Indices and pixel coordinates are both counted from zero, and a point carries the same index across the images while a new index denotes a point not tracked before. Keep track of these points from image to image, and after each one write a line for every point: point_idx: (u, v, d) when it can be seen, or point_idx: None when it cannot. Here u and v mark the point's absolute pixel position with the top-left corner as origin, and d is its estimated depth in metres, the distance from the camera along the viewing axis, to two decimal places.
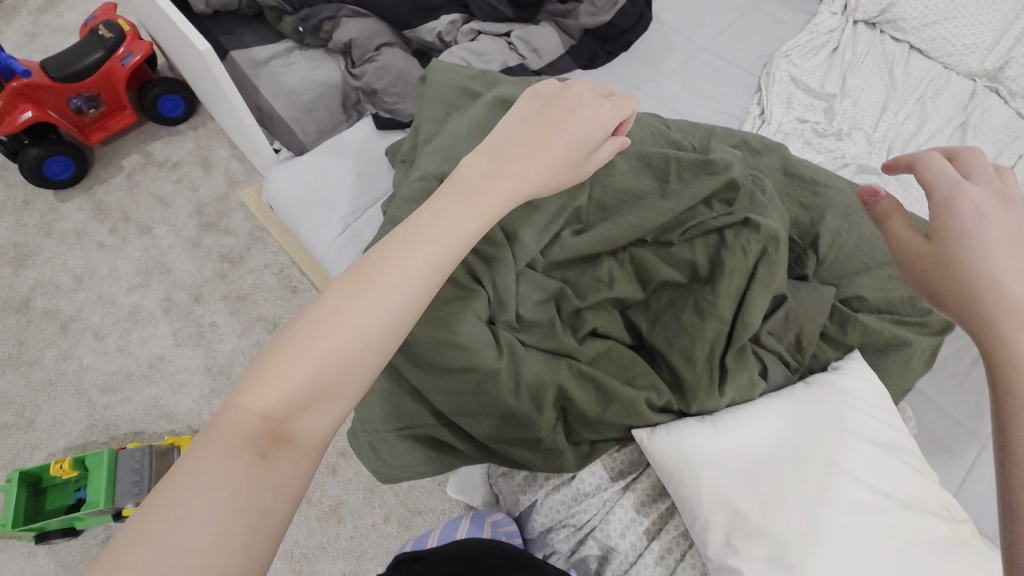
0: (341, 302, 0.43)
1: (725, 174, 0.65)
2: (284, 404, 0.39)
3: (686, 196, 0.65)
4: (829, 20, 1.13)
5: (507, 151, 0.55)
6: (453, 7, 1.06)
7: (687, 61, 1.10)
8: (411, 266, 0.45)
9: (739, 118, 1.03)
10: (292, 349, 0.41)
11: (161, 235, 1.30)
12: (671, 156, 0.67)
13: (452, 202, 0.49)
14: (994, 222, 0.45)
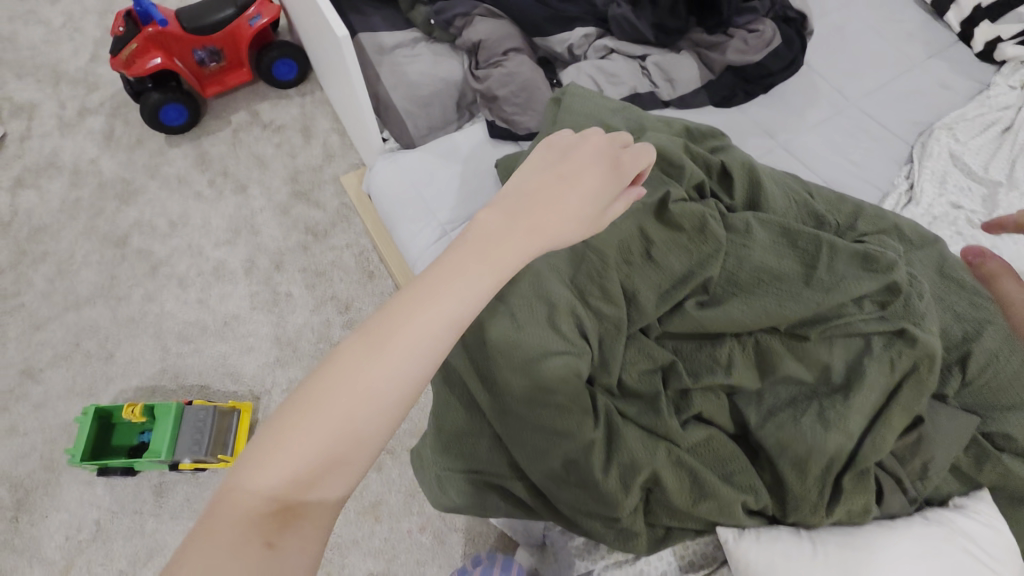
0: (348, 373, 0.41)
1: (886, 276, 0.58)
2: (290, 483, 0.39)
3: (838, 291, 0.58)
4: (1008, 94, 1.04)
5: (527, 204, 0.49)
6: (589, 20, 1.02)
7: (828, 118, 1.02)
8: (419, 333, 0.42)
9: (884, 191, 0.95)
10: (295, 425, 0.40)
11: (255, 196, 1.33)
12: (826, 241, 0.61)
13: (465, 261, 0.45)
14: None
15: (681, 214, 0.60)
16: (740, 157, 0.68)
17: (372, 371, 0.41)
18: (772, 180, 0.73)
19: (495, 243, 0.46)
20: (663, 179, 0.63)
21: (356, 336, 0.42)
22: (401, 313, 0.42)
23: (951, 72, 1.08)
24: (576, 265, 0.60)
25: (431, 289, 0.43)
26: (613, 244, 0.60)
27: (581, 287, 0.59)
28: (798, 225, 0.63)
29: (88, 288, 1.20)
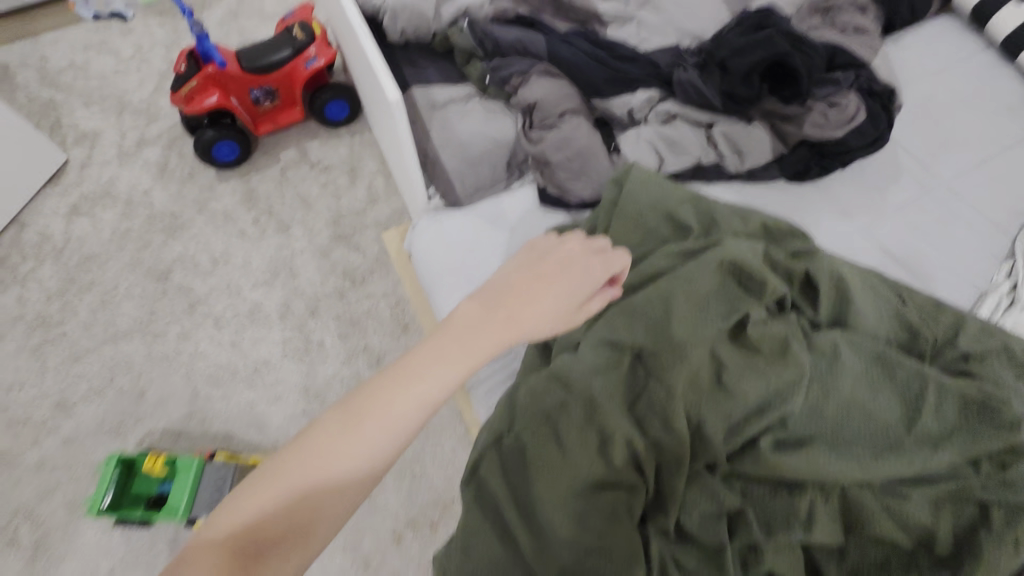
0: (330, 439, 0.46)
1: (1014, 435, 0.50)
2: (262, 526, 0.43)
3: (947, 447, 0.50)
4: None
5: (506, 299, 0.52)
6: (652, 82, 0.98)
7: (915, 199, 0.93)
8: (396, 414, 0.47)
9: (981, 290, 0.84)
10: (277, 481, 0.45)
11: (296, 237, 1.32)
12: (936, 380, 0.53)
13: (443, 347, 0.49)
14: None
15: (761, 337, 0.54)
16: (829, 265, 0.60)
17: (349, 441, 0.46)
18: (862, 284, 0.64)
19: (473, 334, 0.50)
20: (741, 293, 0.56)
21: (341, 408, 0.47)
22: (386, 393, 0.48)
23: None
24: (637, 392, 0.54)
25: (411, 374, 0.48)
26: (684, 371, 0.52)
27: (641, 417, 0.53)
28: (897, 356, 0.55)
29: (128, 322, 1.20)
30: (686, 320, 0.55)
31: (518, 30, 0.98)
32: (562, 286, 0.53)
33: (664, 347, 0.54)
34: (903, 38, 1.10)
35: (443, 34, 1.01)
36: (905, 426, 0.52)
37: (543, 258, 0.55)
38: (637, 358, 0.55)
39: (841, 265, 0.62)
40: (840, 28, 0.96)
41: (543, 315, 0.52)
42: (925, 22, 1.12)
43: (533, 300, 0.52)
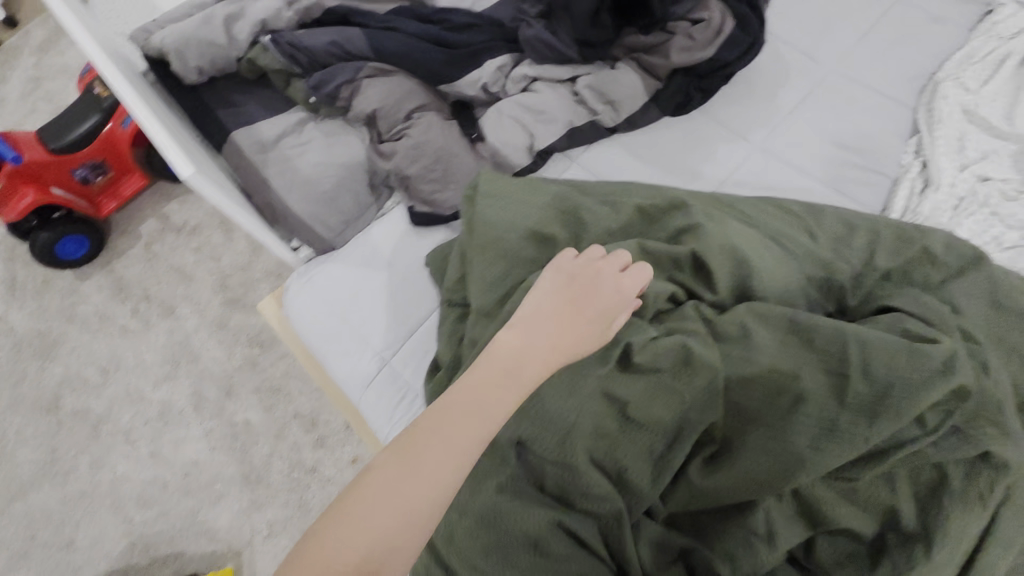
0: (338, 525, 0.37)
1: (950, 378, 0.45)
2: None
3: (889, 410, 0.44)
4: (1016, 16, 0.84)
5: (538, 332, 0.47)
6: (498, 47, 0.86)
7: (807, 97, 0.85)
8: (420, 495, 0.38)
9: (892, 178, 0.78)
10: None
11: (185, 315, 1.18)
12: (857, 334, 0.48)
13: (474, 393, 0.43)
14: None
15: (648, 355, 0.50)
16: (717, 239, 0.55)
17: (359, 531, 0.37)
18: (763, 240, 0.58)
19: (505, 374, 0.45)
20: (624, 320, 0.51)
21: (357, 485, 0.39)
22: (408, 463, 0.39)
23: None
24: (539, 476, 0.49)
25: (442, 433, 0.41)
26: (573, 429, 0.48)
27: (561, 495, 0.49)
28: (808, 317, 0.50)
29: (30, 469, 1.07)
30: (562, 382, 0.50)
31: (331, 30, 0.84)
32: (595, 307, 0.49)
33: (547, 431, 0.49)
34: None
35: (246, 58, 0.85)
36: (841, 399, 0.45)
37: (573, 274, 0.51)
38: (520, 446, 0.50)
39: (736, 233, 0.57)
40: None
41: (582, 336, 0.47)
42: None
43: (568, 329, 0.48)
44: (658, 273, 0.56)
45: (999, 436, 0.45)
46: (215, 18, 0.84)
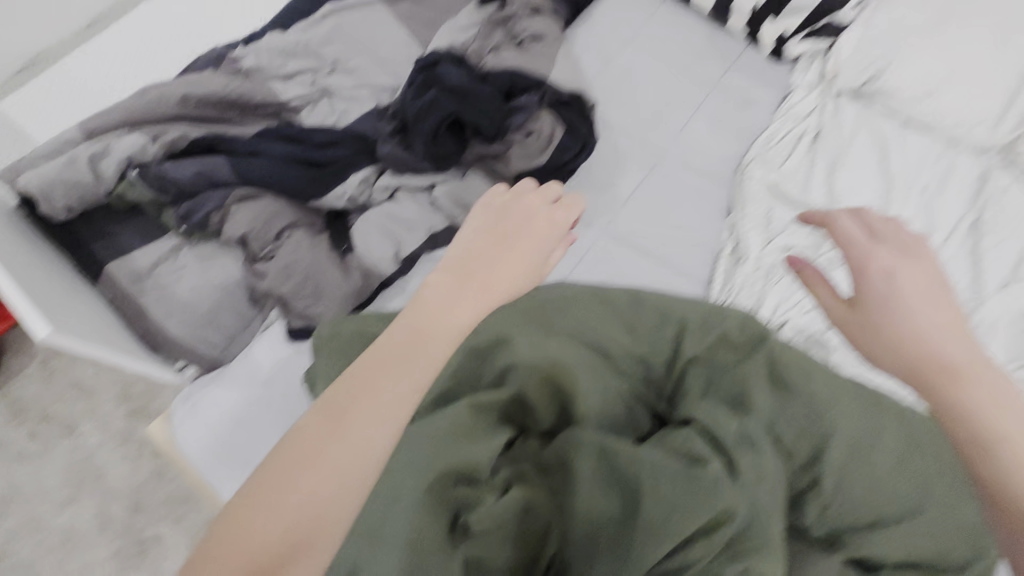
0: (302, 446, 0.43)
1: (716, 502, 0.51)
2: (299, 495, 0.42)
3: (665, 534, 0.51)
4: (807, 98, 0.98)
5: (474, 264, 0.57)
6: (362, 161, 0.93)
7: (642, 182, 0.95)
8: (374, 414, 0.44)
9: (713, 253, 0.89)
10: (251, 517, 0.41)
11: (87, 433, 1.17)
12: (648, 463, 0.54)
13: (420, 321, 0.51)
14: (904, 283, 0.57)
15: (483, 528, 0.51)
16: (533, 376, 0.62)
17: (317, 459, 0.43)
18: (580, 360, 0.64)
19: (444, 304, 0.52)
20: (462, 495, 0.53)
21: (314, 415, 0.45)
22: (359, 388, 0.46)
23: (749, 83, 1.03)
24: None
25: (393, 357, 0.48)
26: None
27: None
28: (617, 445, 0.56)
29: None
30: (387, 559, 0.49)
31: (196, 161, 0.89)
32: (522, 242, 0.60)
33: None
34: (592, 13, 1.08)
35: (116, 194, 0.89)
36: (629, 525, 0.52)
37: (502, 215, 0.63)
38: None
39: (552, 362, 0.62)
40: (519, 39, 0.95)
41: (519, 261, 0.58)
42: None
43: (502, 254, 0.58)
44: (487, 427, 0.57)
45: (761, 547, 0.51)
46: (80, 159, 0.87)
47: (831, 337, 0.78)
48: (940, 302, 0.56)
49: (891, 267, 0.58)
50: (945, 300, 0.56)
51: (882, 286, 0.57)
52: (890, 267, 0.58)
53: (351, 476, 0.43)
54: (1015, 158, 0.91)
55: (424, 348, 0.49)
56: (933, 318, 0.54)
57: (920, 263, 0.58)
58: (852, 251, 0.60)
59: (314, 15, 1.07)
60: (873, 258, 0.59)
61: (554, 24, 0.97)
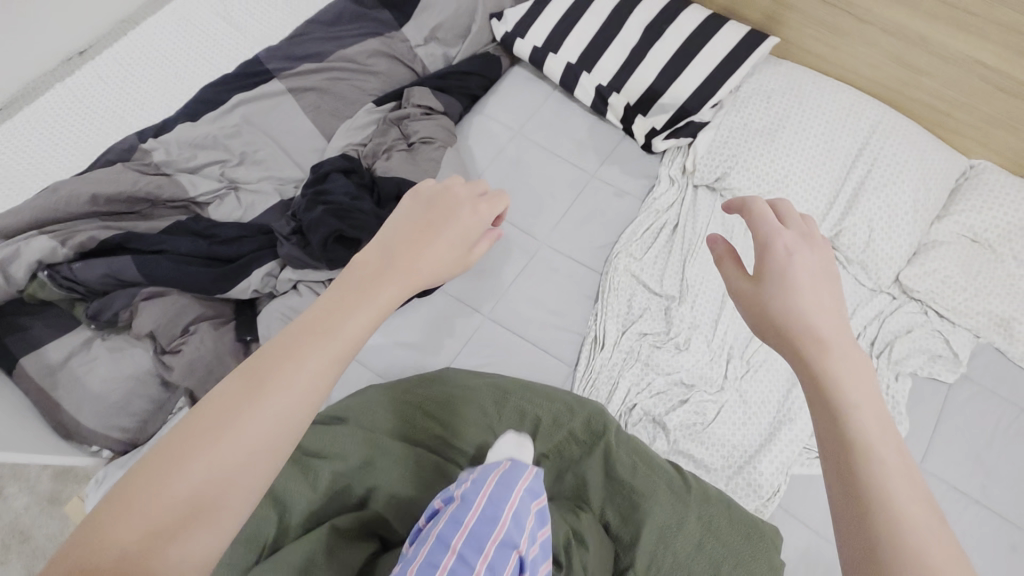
0: (186, 440, 0.36)
1: None
2: (177, 503, 0.34)
3: None
4: (668, 191, 1.13)
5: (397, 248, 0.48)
6: (266, 255, 1.01)
7: (523, 269, 1.07)
8: (269, 411, 0.37)
9: (580, 337, 1.01)
10: (110, 517, 0.34)
11: (13, 496, 1.22)
12: None
13: (322, 311, 0.42)
14: (802, 270, 0.48)
15: None
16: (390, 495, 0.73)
17: (194, 463, 0.35)
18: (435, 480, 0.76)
19: (363, 291, 0.44)
20: None
21: (200, 410, 0.37)
22: (253, 382, 0.38)
23: (623, 173, 1.16)
24: None
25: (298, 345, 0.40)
26: None
27: None
28: None
29: None
30: None
31: (104, 262, 0.95)
32: (451, 227, 0.50)
33: None
34: (485, 106, 1.21)
35: (27, 293, 0.94)
36: None
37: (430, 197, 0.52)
38: None
39: (410, 484, 0.74)
40: (410, 140, 1.06)
41: (442, 257, 0.48)
42: (501, 79, 1.25)
43: (421, 245, 0.48)
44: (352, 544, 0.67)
45: None
46: None
47: (668, 420, 0.93)
48: (832, 300, 0.47)
49: (797, 253, 0.49)
50: (835, 291, 0.48)
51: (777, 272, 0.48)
52: (790, 248, 0.49)
53: (240, 478, 0.36)
54: (837, 248, 1.06)
55: (332, 340, 0.40)
56: (813, 303, 0.46)
57: (823, 256, 0.49)
58: (760, 231, 0.50)
59: (224, 106, 1.15)
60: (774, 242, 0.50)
61: (445, 125, 1.10)
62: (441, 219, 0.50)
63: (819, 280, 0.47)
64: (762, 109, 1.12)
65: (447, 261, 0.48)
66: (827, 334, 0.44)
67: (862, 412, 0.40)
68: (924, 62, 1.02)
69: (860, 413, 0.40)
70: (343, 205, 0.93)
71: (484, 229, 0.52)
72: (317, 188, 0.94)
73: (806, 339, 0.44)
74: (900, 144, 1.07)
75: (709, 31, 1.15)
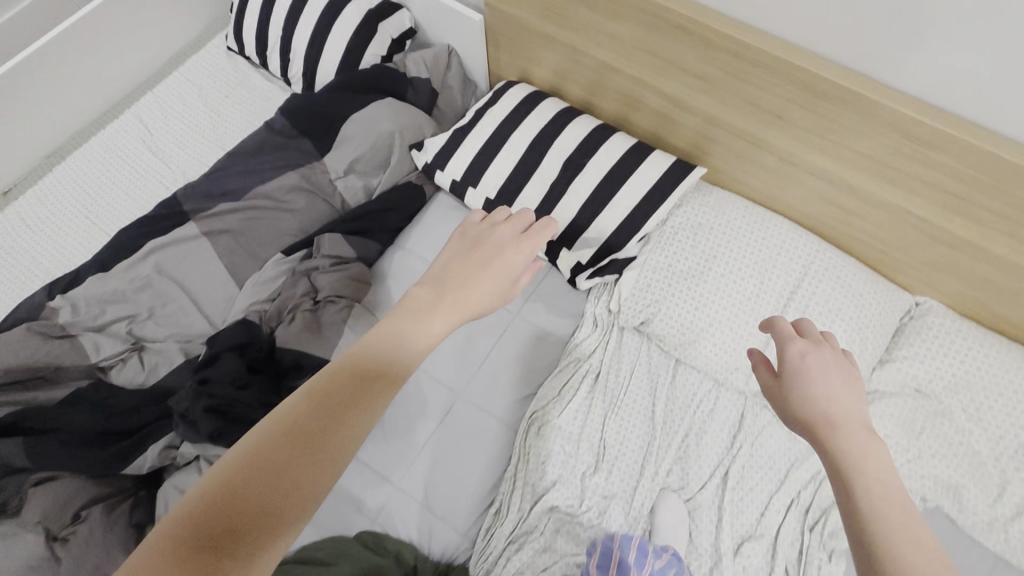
0: (308, 411, 0.51)
1: None
2: (294, 447, 0.48)
3: None
4: (589, 338, 1.08)
5: (448, 281, 0.65)
6: (163, 428, 0.97)
7: (437, 428, 1.02)
8: (361, 407, 0.52)
9: (483, 510, 0.97)
10: (253, 447, 0.48)
11: None
12: None
13: (396, 331, 0.59)
14: (823, 376, 0.56)
15: None
16: None
17: (307, 429, 0.50)
18: None
19: (424, 317, 0.61)
20: None
21: (306, 398, 0.51)
22: (344, 388, 0.53)
23: (547, 314, 1.11)
24: None
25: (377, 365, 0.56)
26: None
27: None
28: None
29: None
30: None
31: None
32: (492, 267, 0.66)
33: None
34: (407, 240, 1.16)
35: None
36: None
37: (478, 237, 0.70)
38: None
39: None
40: (317, 297, 1.02)
41: (488, 288, 0.64)
42: (426, 207, 1.20)
43: (468, 278, 0.65)
44: None
45: None
46: None
47: None
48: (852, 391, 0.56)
49: (811, 353, 0.58)
50: (850, 388, 0.56)
51: (798, 374, 0.57)
52: (804, 353, 0.58)
53: (335, 444, 0.50)
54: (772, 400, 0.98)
55: (401, 349, 0.58)
56: (830, 396, 0.55)
57: (839, 358, 0.58)
58: (785, 341, 0.59)
59: (136, 253, 1.12)
60: (790, 346, 0.59)
61: (355, 276, 1.06)
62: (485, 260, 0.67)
63: (833, 375, 0.56)
64: (689, 248, 1.05)
65: (488, 293, 0.64)
66: (838, 420, 0.53)
67: (861, 458, 0.51)
68: (855, 206, 0.95)
69: (858, 460, 0.51)
70: (221, 400, 0.86)
71: (525, 264, 0.68)
72: (198, 378, 0.88)
73: (826, 429, 0.53)
74: (835, 288, 0.99)
75: (634, 163, 1.09)
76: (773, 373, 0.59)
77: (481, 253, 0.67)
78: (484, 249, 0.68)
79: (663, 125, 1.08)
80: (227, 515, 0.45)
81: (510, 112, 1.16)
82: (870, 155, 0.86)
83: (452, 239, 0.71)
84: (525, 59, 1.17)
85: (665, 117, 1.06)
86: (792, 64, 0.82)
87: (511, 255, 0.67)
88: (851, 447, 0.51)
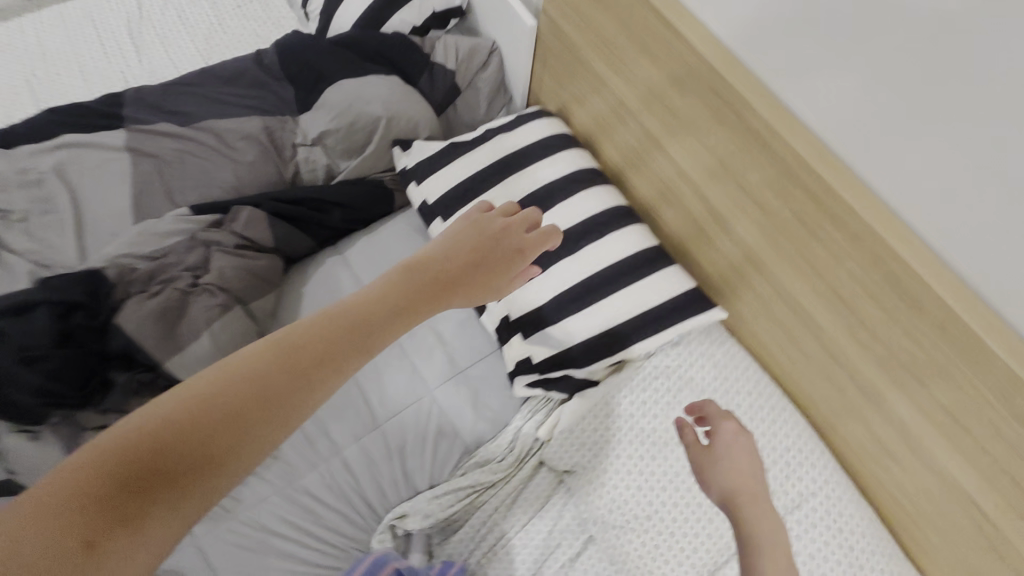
0: (281, 353, 0.47)
1: None
2: (259, 390, 0.45)
3: None
4: (498, 461, 0.82)
5: (444, 272, 0.60)
6: None
7: (272, 489, 0.80)
8: (335, 367, 0.49)
9: None
10: (214, 377, 0.45)
11: None
12: None
13: (386, 296, 0.55)
14: (738, 451, 0.64)
15: None
16: None
17: (275, 372, 0.46)
18: None
19: (420, 296, 0.57)
20: None
21: (283, 343, 0.48)
22: (313, 345, 0.49)
23: (466, 403, 0.86)
24: None
25: (334, 340, 0.50)
26: None
27: None
28: None
29: None
30: None
31: None
32: (493, 262, 0.64)
33: None
34: (350, 247, 0.95)
35: None
36: None
37: (486, 229, 0.67)
38: None
39: None
40: (197, 278, 0.81)
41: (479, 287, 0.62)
42: (389, 218, 0.98)
43: (464, 270, 0.62)
44: None
45: None
46: None
47: None
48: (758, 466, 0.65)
49: (739, 436, 0.65)
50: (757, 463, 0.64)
51: (722, 447, 0.65)
52: (727, 432, 0.66)
53: (300, 395, 0.46)
54: None
55: (391, 317, 0.54)
56: (742, 468, 0.63)
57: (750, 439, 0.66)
58: (710, 416, 0.68)
59: (45, 141, 0.94)
60: (718, 426, 0.66)
61: (257, 272, 0.85)
62: (485, 253, 0.64)
63: (744, 451, 0.65)
64: (666, 405, 0.78)
65: (482, 286, 0.62)
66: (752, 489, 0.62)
67: (760, 522, 0.59)
68: (899, 451, 0.66)
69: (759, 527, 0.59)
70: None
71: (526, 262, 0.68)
72: None
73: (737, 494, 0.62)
74: (827, 544, 0.70)
75: (639, 266, 0.82)
76: (703, 447, 0.65)
77: (481, 246, 0.65)
78: (490, 245, 0.65)
79: (695, 237, 0.82)
80: (159, 440, 0.40)
81: (524, 145, 0.92)
82: (940, 401, 0.59)
83: (459, 225, 0.67)
84: (567, 92, 0.94)
85: (699, 229, 0.81)
86: (878, 239, 0.58)
87: (514, 249, 0.66)
88: (754, 513, 0.60)
